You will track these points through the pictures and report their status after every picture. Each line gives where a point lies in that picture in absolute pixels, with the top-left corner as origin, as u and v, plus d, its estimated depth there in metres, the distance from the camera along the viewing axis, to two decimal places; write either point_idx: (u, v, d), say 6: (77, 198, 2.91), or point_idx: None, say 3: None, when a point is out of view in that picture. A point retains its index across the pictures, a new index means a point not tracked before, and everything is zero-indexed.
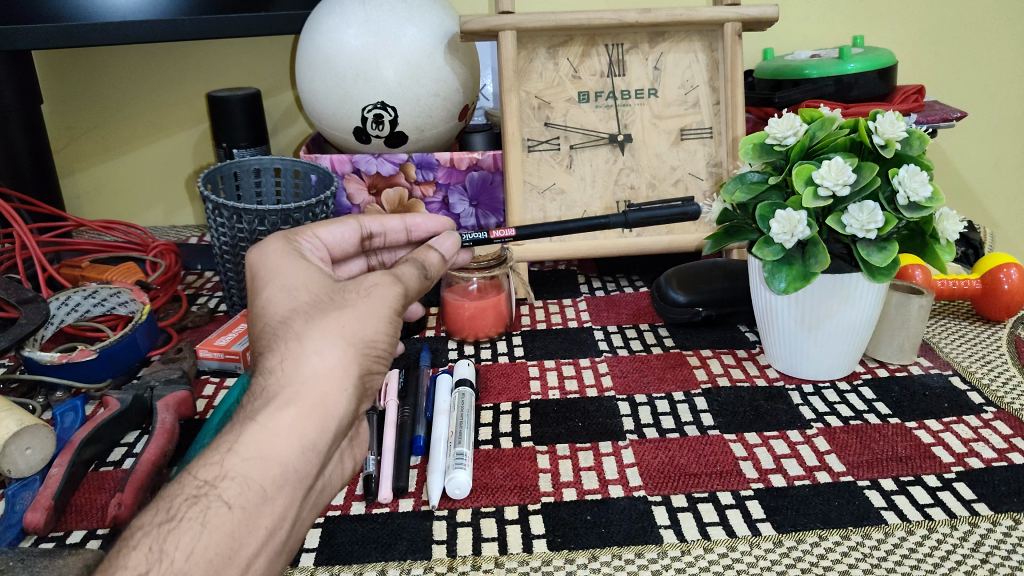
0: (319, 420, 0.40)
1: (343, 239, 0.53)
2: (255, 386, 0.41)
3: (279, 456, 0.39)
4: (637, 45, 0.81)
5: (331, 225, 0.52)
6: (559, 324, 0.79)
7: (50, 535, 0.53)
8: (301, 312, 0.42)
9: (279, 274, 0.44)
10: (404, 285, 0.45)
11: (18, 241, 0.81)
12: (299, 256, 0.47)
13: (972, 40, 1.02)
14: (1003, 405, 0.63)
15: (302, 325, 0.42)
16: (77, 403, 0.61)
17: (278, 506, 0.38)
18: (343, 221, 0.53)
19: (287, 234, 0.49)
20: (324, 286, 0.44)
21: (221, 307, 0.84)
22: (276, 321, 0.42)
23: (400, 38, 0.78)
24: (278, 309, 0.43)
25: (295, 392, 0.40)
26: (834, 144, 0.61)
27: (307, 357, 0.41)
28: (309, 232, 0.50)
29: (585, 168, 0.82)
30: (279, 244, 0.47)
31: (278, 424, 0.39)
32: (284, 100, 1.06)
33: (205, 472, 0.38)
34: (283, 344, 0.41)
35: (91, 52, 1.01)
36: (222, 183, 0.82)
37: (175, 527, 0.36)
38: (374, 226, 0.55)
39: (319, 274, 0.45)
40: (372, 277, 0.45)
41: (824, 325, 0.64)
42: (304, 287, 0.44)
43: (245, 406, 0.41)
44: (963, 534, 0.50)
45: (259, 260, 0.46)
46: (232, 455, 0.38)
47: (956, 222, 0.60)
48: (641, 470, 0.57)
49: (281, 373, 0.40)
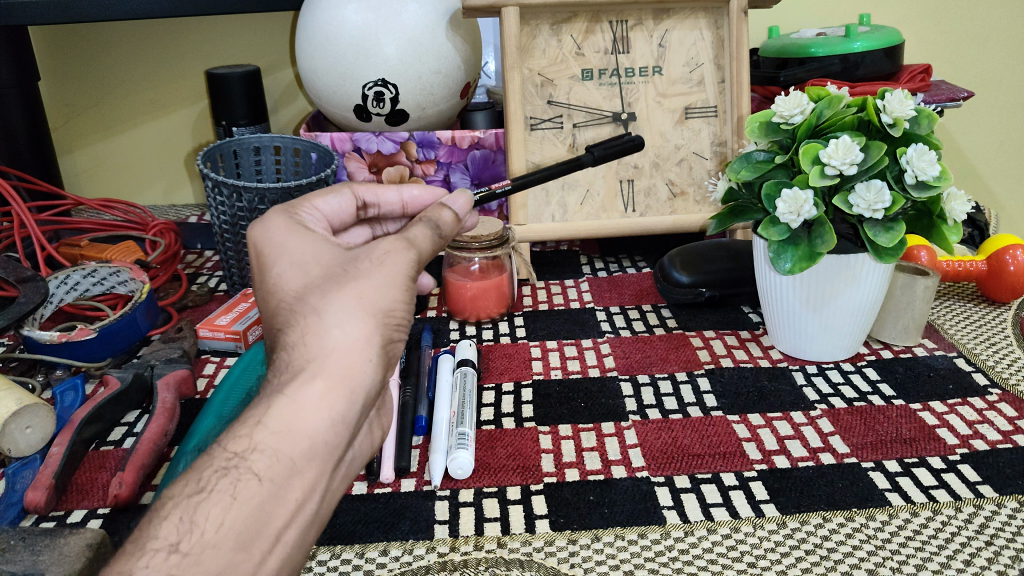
0: (347, 392, 0.38)
1: (338, 210, 0.48)
2: (278, 359, 0.39)
3: (309, 429, 0.37)
4: (642, 22, 0.80)
5: (326, 197, 0.47)
6: (561, 305, 0.79)
7: (51, 514, 0.52)
8: (315, 288, 0.40)
9: (286, 250, 0.41)
10: (417, 249, 0.42)
11: (17, 220, 0.80)
12: (307, 228, 0.43)
13: (982, 18, 1.01)
14: (1007, 388, 0.63)
15: (319, 299, 0.39)
16: (77, 383, 0.61)
17: (307, 478, 0.37)
18: (336, 193, 0.48)
19: (286, 206, 0.45)
20: (335, 261, 0.41)
21: (222, 286, 0.84)
22: (289, 300, 0.40)
23: (401, 14, 0.77)
24: (288, 287, 0.40)
25: (320, 366, 0.38)
26: (842, 123, 0.60)
27: (327, 330, 0.38)
28: (307, 206, 0.46)
29: (588, 147, 0.81)
30: (282, 218, 0.43)
31: (304, 397, 0.37)
32: (284, 78, 1.05)
33: (234, 444, 0.36)
34: (301, 319, 0.39)
35: (89, 29, 1.00)
36: (222, 162, 0.81)
37: (205, 499, 0.35)
38: (369, 196, 0.50)
39: (329, 245, 0.42)
40: (383, 244, 0.42)
41: (829, 306, 0.64)
42: (314, 262, 0.41)
43: (269, 379, 0.39)
44: (968, 515, 0.50)
45: (264, 240, 0.42)
46: (261, 428, 0.37)
47: (964, 202, 0.59)
48: (644, 451, 0.57)
49: (303, 347, 0.38)
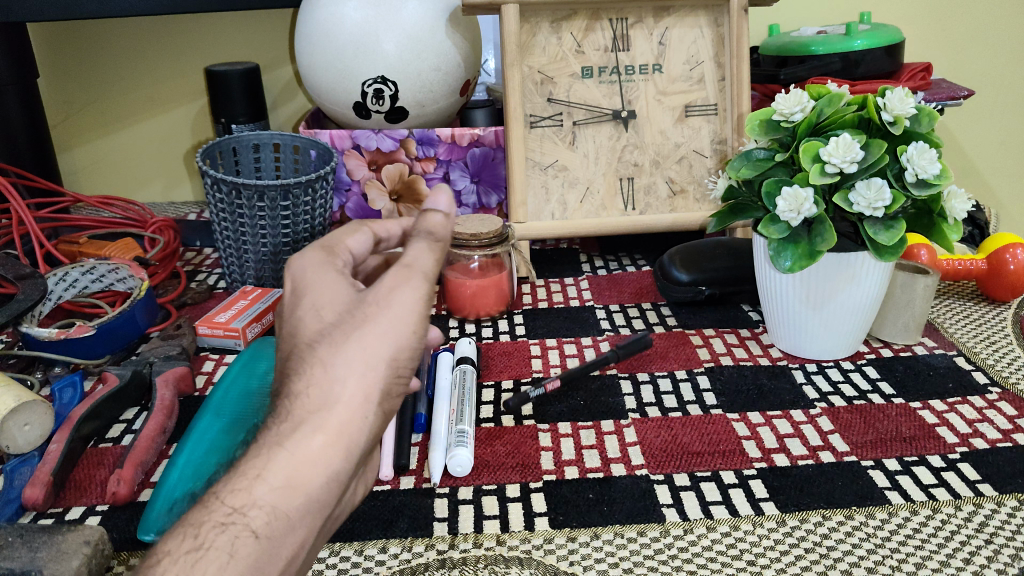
0: (346, 447, 0.37)
1: (360, 248, 0.44)
2: (279, 407, 0.38)
3: (306, 485, 0.36)
4: (641, 19, 0.80)
5: (353, 235, 0.44)
6: (561, 303, 0.78)
7: (50, 511, 0.52)
8: (326, 334, 0.38)
9: (308, 291, 0.40)
10: (420, 272, 0.40)
11: (15, 217, 0.80)
12: (339, 267, 0.42)
13: (982, 17, 1.00)
14: (1007, 386, 0.62)
15: (327, 350, 0.38)
16: (75, 380, 0.61)
17: (300, 534, 0.36)
18: (357, 229, 0.45)
19: (319, 247, 0.42)
20: (348, 301, 0.39)
21: (221, 284, 0.84)
22: (303, 344, 0.38)
23: (401, 12, 0.77)
24: (305, 331, 0.39)
25: (323, 419, 0.37)
26: (842, 121, 0.60)
27: (332, 383, 0.37)
28: (335, 245, 0.43)
29: (588, 144, 0.81)
30: (314, 257, 0.41)
31: (304, 452, 0.36)
32: (283, 75, 1.04)
33: (233, 498, 0.35)
34: (309, 368, 0.38)
35: (88, 26, 1.00)
36: (221, 159, 0.81)
37: (203, 557, 0.34)
38: (387, 232, 0.46)
39: (347, 286, 0.40)
40: (391, 278, 0.39)
41: (829, 304, 0.64)
42: (330, 305, 0.39)
43: (268, 428, 0.37)
44: (968, 514, 0.50)
45: (296, 278, 0.41)
46: (261, 483, 0.36)
47: (965, 200, 0.59)
48: (643, 449, 0.57)
49: (306, 398, 0.37)
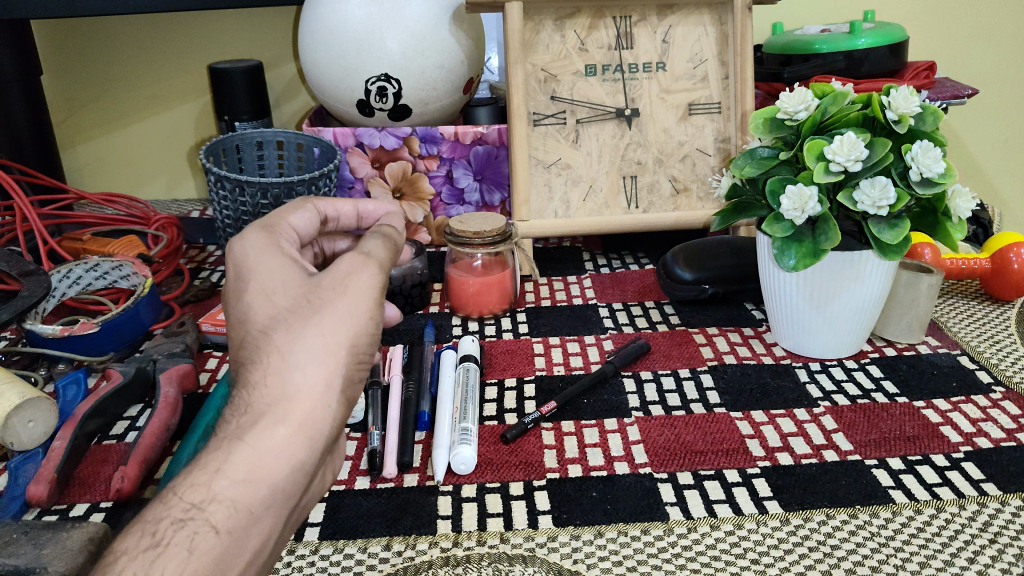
0: (309, 437, 0.38)
1: (306, 226, 0.47)
2: (239, 400, 0.38)
3: (269, 476, 0.36)
4: (645, 18, 0.80)
5: (295, 212, 0.46)
6: (564, 301, 0.78)
7: (53, 508, 0.52)
8: (282, 321, 0.39)
9: (257, 276, 0.40)
10: (377, 261, 0.42)
11: (19, 214, 0.80)
12: (284, 250, 0.42)
13: (985, 16, 1.00)
14: (1011, 385, 0.62)
15: (284, 337, 0.38)
16: (79, 376, 0.61)
17: (265, 526, 0.36)
18: (303, 208, 0.47)
19: (259, 225, 0.43)
20: (302, 284, 0.40)
21: (223, 281, 0.84)
22: (256, 331, 0.39)
23: (405, 9, 0.77)
24: (257, 317, 0.39)
25: (283, 411, 0.37)
26: (846, 119, 0.60)
27: (290, 371, 0.38)
28: (281, 222, 0.44)
29: (591, 143, 0.81)
30: (257, 237, 0.42)
31: (266, 443, 0.37)
32: (285, 73, 1.04)
33: (192, 495, 0.35)
34: (265, 357, 0.38)
35: (91, 23, 1.00)
36: (224, 156, 0.81)
37: (161, 554, 0.34)
38: (331, 211, 0.49)
39: (298, 269, 0.41)
40: (343, 264, 0.41)
41: (833, 303, 0.64)
42: (282, 289, 0.40)
43: (229, 421, 0.38)
44: (971, 513, 0.50)
45: (240, 260, 0.41)
46: (221, 477, 0.36)
47: (969, 199, 0.59)
48: (647, 447, 0.57)
49: (264, 388, 0.38)
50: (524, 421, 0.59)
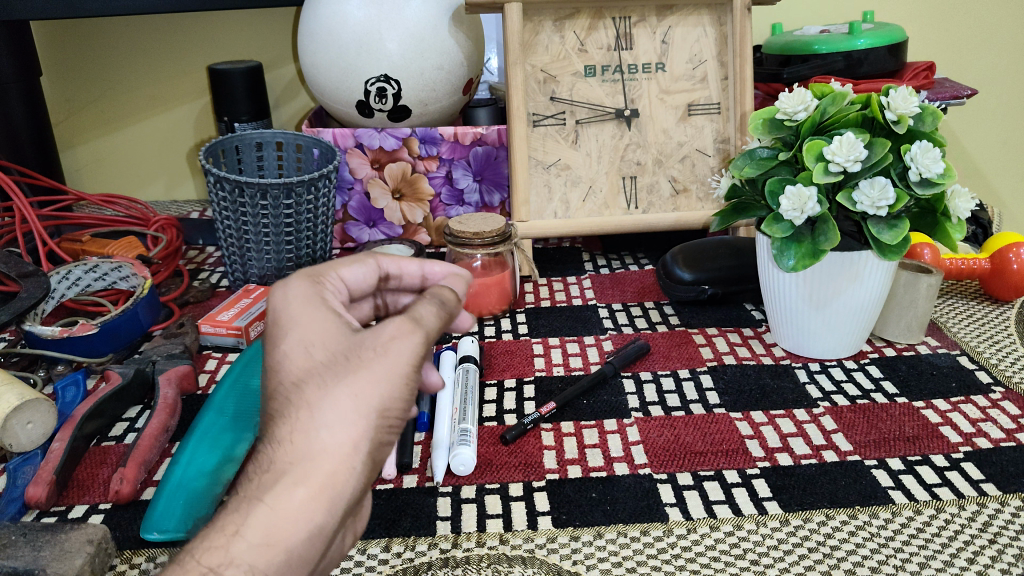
0: (330, 500, 0.34)
1: (364, 280, 0.43)
2: (261, 455, 0.34)
3: (286, 541, 0.33)
4: (645, 18, 0.80)
5: (351, 264, 0.42)
6: (564, 302, 0.78)
7: (52, 509, 0.52)
8: (316, 375, 0.35)
9: (296, 324, 0.36)
10: (426, 330, 0.37)
11: (18, 215, 0.80)
12: (329, 301, 0.39)
13: (985, 17, 1.00)
14: (1011, 386, 0.62)
15: (315, 392, 0.35)
16: (78, 377, 0.61)
17: None
18: (363, 261, 0.43)
19: (309, 272, 0.40)
20: (344, 342, 0.36)
21: (223, 282, 0.84)
22: (287, 383, 0.35)
23: (404, 10, 0.77)
24: (290, 369, 0.35)
25: (306, 471, 0.33)
26: (846, 120, 0.60)
27: (317, 429, 0.34)
28: (331, 273, 0.41)
29: (591, 143, 0.81)
30: (304, 286, 0.39)
31: (285, 505, 0.33)
32: (285, 74, 1.04)
33: (208, 557, 0.32)
34: (292, 411, 0.34)
35: (91, 24, 1.00)
36: (223, 157, 0.81)
37: None
38: (393, 268, 0.44)
39: (342, 324, 0.37)
40: (390, 325, 0.37)
41: (832, 304, 0.64)
42: (322, 343, 0.36)
43: (249, 478, 0.34)
44: (971, 514, 0.50)
45: (280, 305, 0.37)
46: (238, 540, 0.32)
47: (968, 199, 0.59)
48: (646, 448, 0.57)
49: (289, 446, 0.34)
50: (524, 422, 0.59)
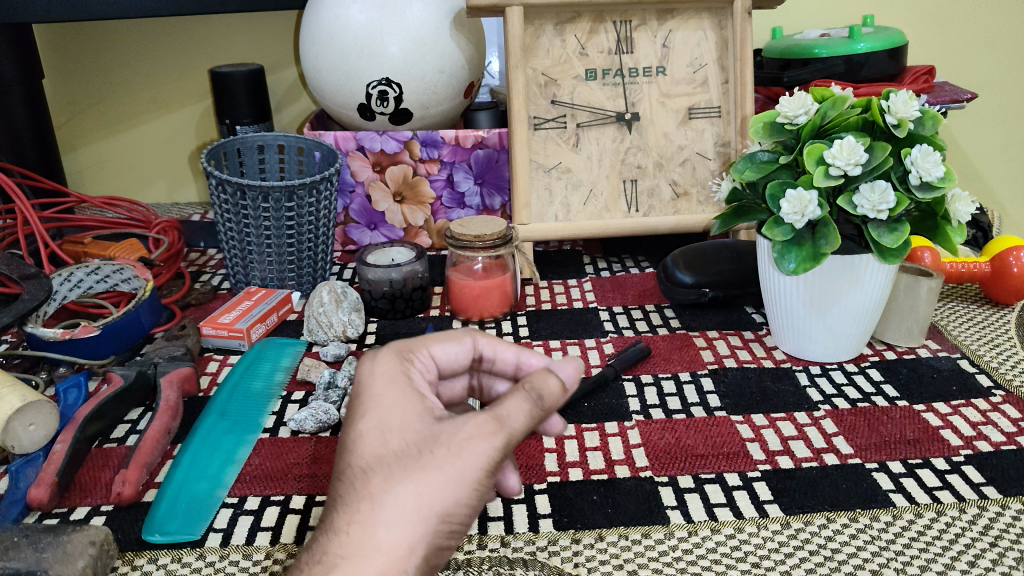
0: None
1: (455, 358, 0.44)
2: (317, 543, 0.35)
3: None
4: (645, 22, 0.80)
5: (443, 342, 0.43)
6: (565, 305, 0.78)
7: (54, 511, 0.52)
8: (385, 465, 0.35)
9: (378, 405, 0.37)
10: (508, 433, 0.36)
11: (20, 217, 0.80)
12: (414, 382, 0.39)
13: (984, 21, 1.01)
14: (1011, 389, 0.63)
15: (380, 483, 0.35)
16: (80, 381, 0.61)
17: None
18: (460, 340, 0.44)
19: (401, 348, 0.41)
20: (420, 430, 0.36)
21: (224, 285, 0.84)
22: (357, 468, 0.36)
23: (406, 14, 0.77)
24: (362, 452, 0.36)
25: (358, 567, 0.33)
26: (846, 124, 0.60)
27: (375, 525, 0.34)
28: (422, 350, 0.42)
29: (592, 146, 0.81)
30: (393, 362, 0.40)
31: None
32: (287, 77, 1.05)
33: None
34: (354, 502, 0.35)
35: (94, 27, 1.00)
36: (225, 160, 0.81)
37: None
38: (487, 349, 0.45)
39: (424, 410, 0.38)
40: (469, 423, 0.36)
41: (833, 307, 0.64)
42: (400, 430, 0.37)
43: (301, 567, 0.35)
44: (971, 517, 0.50)
45: (365, 379, 0.39)
46: None
47: (969, 202, 0.59)
48: (648, 451, 0.57)
49: (345, 537, 0.34)
50: None
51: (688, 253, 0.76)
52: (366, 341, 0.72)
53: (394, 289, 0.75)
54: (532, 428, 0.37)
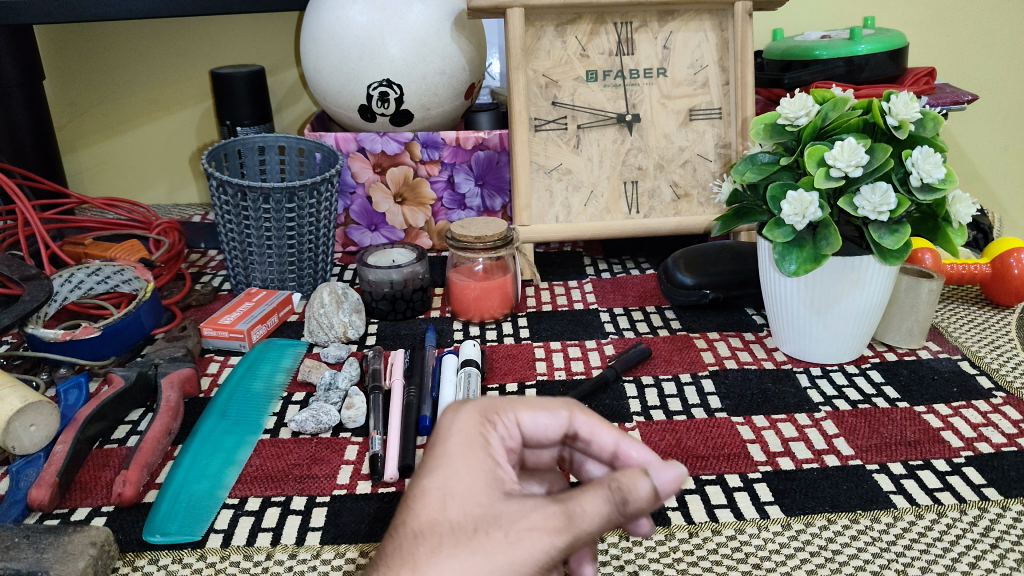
0: None
1: (545, 431, 0.40)
2: None
3: None
4: (646, 23, 0.80)
5: (536, 411, 0.40)
6: (565, 306, 0.78)
7: (55, 511, 0.52)
8: (437, 533, 0.33)
9: (447, 468, 0.36)
10: (575, 533, 0.33)
11: (21, 218, 0.80)
12: (490, 451, 0.37)
13: (985, 23, 1.01)
14: (1012, 390, 0.62)
15: (426, 553, 0.33)
16: (80, 381, 0.61)
17: None
18: (553, 412, 0.40)
19: (487, 408, 0.39)
20: (482, 504, 0.34)
21: (224, 286, 0.84)
22: (409, 529, 0.34)
23: (407, 15, 0.77)
24: (420, 514, 0.34)
25: None
26: (846, 125, 0.60)
27: None
28: (508, 415, 0.39)
29: (592, 148, 0.81)
30: (472, 424, 0.38)
31: None
32: (288, 78, 1.05)
33: None
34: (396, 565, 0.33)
35: (95, 28, 1.00)
36: (226, 161, 0.81)
37: None
38: (584, 429, 0.40)
39: (493, 485, 0.35)
40: (536, 516, 0.34)
41: (834, 308, 0.64)
42: (461, 499, 0.35)
43: None
44: (972, 518, 0.50)
45: (442, 434, 0.38)
46: None
47: (969, 204, 0.59)
48: (648, 452, 0.57)
49: None
50: None
51: (686, 254, 0.76)
52: (367, 342, 0.72)
53: (395, 290, 0.75)
54: (610, 529, 0.34)
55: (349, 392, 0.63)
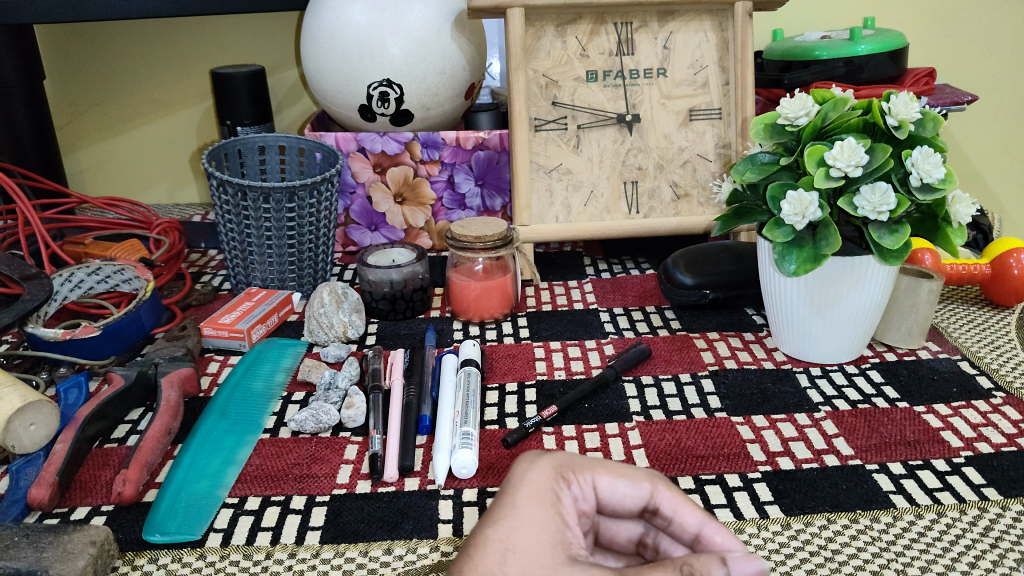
0: None
1: (624, 500, 0.38)
2: None
3: None
4: (646, 24, 0.80)
5: (614, 476, 0.38)
6: (565, 306, 0.78)
7: (54, 511, 0.52)
8: None
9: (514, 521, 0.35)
10: None
11: (21, 218, 0.80)
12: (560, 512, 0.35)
13: (985, 22, 1.01)
14: (1011, 390, 0.62)
15: None
16: (80, 380, 0.61)
17: None
18: (634, 480, 0.38)
19: (563, 464, 0.38)
20: (544, 566, 0.33)
21: (224, 286, 0.84)
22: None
23: (407, 15, 0.77)
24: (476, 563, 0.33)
25: None
26: (846, 125, 0.60)
27: None
28: (584, 476, 0.37)
29: (592, 148, 0.81)
30: (546, 478, 0.37)
31: None
32: (288, 78, 1.05)
33: None
34: None
35: (95, 28, 1.00)
36: (226, 161, 0.81)
37: None
38: (666, 505, 0.37)
39: (557, 548, 0.34)
40: None
41: (833, 308, 0.64)
42: (522, 558, 0.33)
43: None
44: (972, 518, 0.50)
45: (512, 483, 0.37)
46: None
47: (969, 204, 0.59)
48: (648, 452, 0.57)
49: None
50: (525, 425, 0.59)
51: (685, 254, 0.76)
52: (366, 342, 0.72)
53: (395, 290, 0.75)
54: None
55: (349, 391, 0.63)
